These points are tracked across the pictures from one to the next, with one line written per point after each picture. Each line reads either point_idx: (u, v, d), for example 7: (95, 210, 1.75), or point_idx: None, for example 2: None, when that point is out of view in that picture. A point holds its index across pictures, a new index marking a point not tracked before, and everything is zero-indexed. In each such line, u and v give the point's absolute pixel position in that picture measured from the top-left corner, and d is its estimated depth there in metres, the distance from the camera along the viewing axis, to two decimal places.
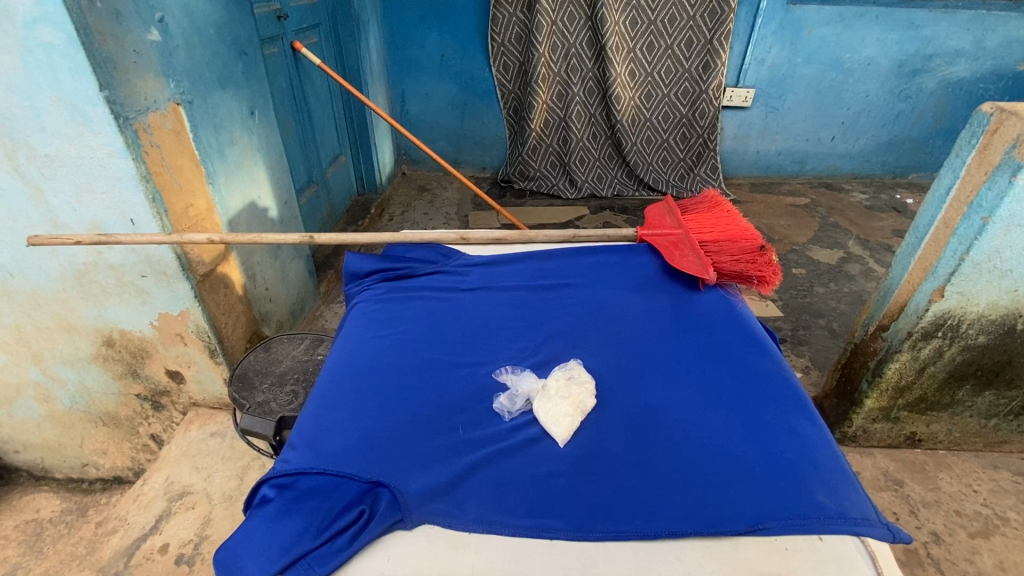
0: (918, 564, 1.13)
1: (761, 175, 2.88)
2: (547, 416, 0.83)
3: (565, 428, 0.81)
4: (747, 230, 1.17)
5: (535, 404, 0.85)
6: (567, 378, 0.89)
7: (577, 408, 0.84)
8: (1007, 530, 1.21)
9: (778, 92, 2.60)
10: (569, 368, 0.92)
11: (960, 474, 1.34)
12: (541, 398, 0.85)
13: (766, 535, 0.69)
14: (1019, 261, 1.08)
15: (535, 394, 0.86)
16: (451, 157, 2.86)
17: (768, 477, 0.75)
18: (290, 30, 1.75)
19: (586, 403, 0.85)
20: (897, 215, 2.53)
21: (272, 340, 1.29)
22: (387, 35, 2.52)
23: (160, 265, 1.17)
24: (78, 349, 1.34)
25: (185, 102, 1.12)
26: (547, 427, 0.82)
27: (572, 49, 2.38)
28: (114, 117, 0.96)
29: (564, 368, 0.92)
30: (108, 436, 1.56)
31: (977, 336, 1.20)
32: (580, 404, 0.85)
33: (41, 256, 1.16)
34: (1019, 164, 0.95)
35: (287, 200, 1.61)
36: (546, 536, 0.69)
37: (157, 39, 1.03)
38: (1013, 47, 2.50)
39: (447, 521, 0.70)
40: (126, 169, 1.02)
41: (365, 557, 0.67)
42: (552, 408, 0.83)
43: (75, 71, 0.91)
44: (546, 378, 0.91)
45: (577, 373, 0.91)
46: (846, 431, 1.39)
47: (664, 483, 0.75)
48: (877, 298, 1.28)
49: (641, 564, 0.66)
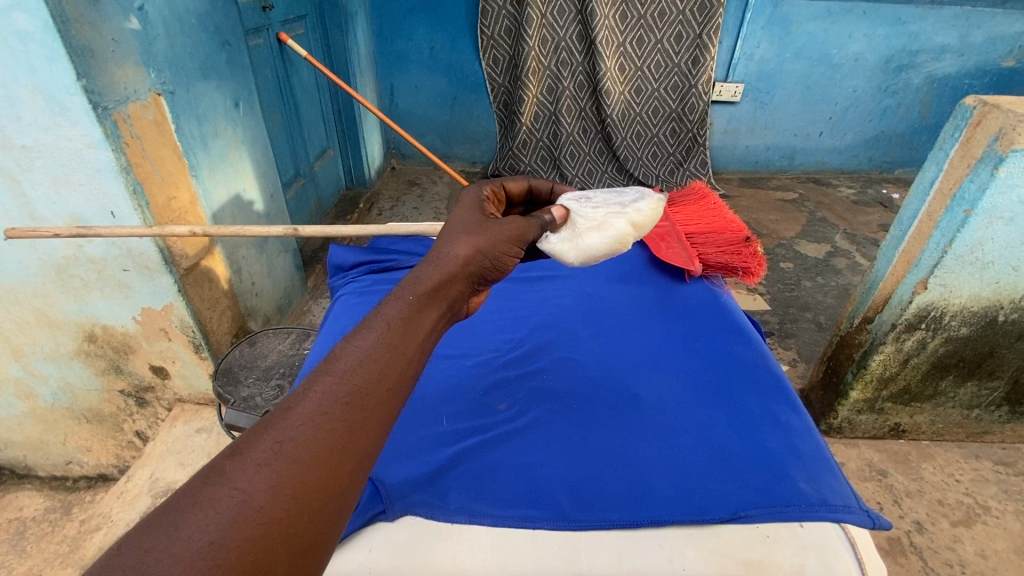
0: (901, 553, 1.15)
1: (751, 170, 2.89)
2: (560, 239, 0.84)
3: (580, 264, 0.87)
4: (733, 222, 1.18)
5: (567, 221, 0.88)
6: (624, 218, 0.89)
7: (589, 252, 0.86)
8: (988, 518, 1.22)
9: (767, 87, 2.61)
10: (643, 210, 0.93)
11: (943, 464, 1.36)
12: (575, 214, 0.88)
13: (746, 523, 0.70)
14: (1000, 254, 1.09)
15: (574, 207, 0.88)
16: (441, 151, 2.84)
17: (750, 467, 0.76)
18: (276, 21, 1.72)
19: (597, 249, 0.86)
20: (883, 210, 2.56)
21: (258, 335, 1.28)
22: (376, 27, 2.50)
23: (142, 259, 1.15)
24: (60, 344, 1.31)
25: (167, 92, 1.10)
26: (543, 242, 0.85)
27: (562, 43, 2.37)
28: (92, 107, 0.94)
29: (635, 203, 0.93)
30: (91, 433, 1.53)
31: (960, 328, 1.22)
32: (613, 251, 0.89)
33: (21, 249, 1.14)
34: (1000, 158, 0.96)
35: (273, 193, 1.59)
36: (529, 526, 0.71)
37: (137, 28, 1.01)
38: (997, 44, 2.53)
39: (428, 512, 0.72)
40: (104, 160, 1.00)
41: (346, 550, 0.69)
42: (575, 236, 0.85)
43: (52, 60, 0.89)
44: (586, 214, 0.88)
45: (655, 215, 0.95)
46: (832, 423, 1.41)
47: (649, 472, 0.77)
48: (862, 290, 1.30)
49: (623, 554, 0.68)
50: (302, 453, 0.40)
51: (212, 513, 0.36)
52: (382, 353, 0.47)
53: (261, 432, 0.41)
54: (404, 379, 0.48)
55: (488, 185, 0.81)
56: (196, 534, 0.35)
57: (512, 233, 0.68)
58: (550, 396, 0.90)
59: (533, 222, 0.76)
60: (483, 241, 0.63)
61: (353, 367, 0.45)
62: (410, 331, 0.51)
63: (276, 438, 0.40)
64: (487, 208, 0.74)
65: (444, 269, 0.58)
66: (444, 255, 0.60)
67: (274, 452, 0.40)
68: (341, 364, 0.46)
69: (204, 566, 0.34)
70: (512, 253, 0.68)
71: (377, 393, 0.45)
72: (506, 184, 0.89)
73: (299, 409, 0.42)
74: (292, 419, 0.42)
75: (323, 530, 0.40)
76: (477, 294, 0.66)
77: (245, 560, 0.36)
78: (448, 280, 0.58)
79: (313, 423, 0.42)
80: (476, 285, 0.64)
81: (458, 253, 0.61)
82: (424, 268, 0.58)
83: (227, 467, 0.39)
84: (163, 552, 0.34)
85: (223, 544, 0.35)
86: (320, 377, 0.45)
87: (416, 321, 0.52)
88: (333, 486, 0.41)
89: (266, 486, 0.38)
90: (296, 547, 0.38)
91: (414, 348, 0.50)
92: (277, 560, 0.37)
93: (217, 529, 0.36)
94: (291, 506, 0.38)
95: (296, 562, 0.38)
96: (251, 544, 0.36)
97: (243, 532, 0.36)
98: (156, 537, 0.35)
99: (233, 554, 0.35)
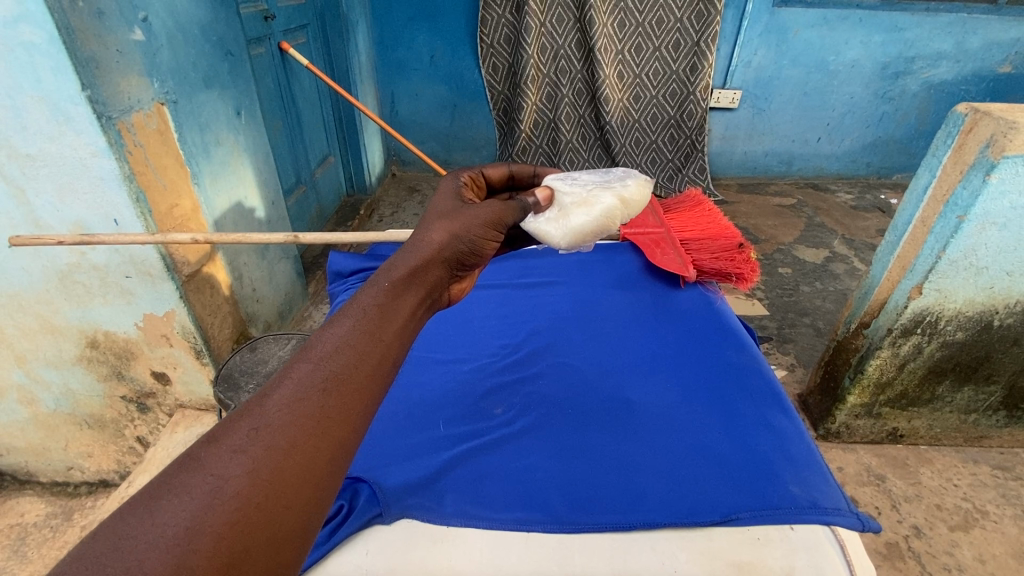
0: (900, 558, 1.15)
1: (749, 176, 2.91)
2: (546, 220, 0.88)
3: (568, 243, 0.91)
4: (727, 228, 1.20)
5: (552, 200, 0.91)
6: (610, 195, 0.92)
7: (577, 232, 0.90)
8: (986, 523, 1.22)
9: (765, 94, 2.63)
10: (630, 188, 0.96)
11: (941, 469, 1.36)
12: (560, 194, 0.91)
13: (738, 526, 0.72)
14: (993, 259, 1.10)
15: (559, 186, 0.91)
16: (441, 158, 2.86)
17: (741, 470, 0.78)
18: (278, 30, 1.75)
19: (585, 229, 0.90)
20: (881, 215, 2.57)
21: (259, 341, 1.29)
22: (377, 36, 2.53)
23: (145, 265, 1.16)
24: (63, 350, 1.32)
25: (170, 102, 1.12)
26: (529, 224, 0.89)
27: (562, 51, 2.40)
28: (97, 117, 0.95)
29: (623, 182, 0.97)
30: (93, 438, 1.54)
31: (955, 332, 1.22)
32: (602, 228, 0.92)
33: (25, 256, 1.16)
34: (992, 164, 0.97)
35: (274, 200, 1.60)
36: (523, 529, 0.72)
37: (141, 38, 1.03)
38: (993, 50, 2.55)
39: (424, 515, 0.73)
40: (108, 169, 1.01)
41: (343, 553, 0.69)
42: (561, 216, 0.89)
43: (57, 70, 0.90)
44: (570, 194, 0.91)
45: (644, 193, 0.98)
46: (829, 428, 1.41)
47: (642, 476, 0.78)
48: (859, 295, 1.31)
49: (615, 557, 0.69)
50: (277, 439, 0.41)
51: (188, 499, 0.37)
52: (357, 339, 0.49)
53: (237, 421, 0.42)
54: (381, 365, 0.49)
55: (465, 172, 0.83)
56: (170, 519, 0.36)
57: (488, 217, 0.69)
58: (547, 401, 0.91)
59: (514, 204, 0.78)
60: (457, 225, 0.66)
61: (328, 355, 0.47)
62: (385, 318, 0.52)
63: (251, 426, 0.41)
64: (465, 196, 0.77)
65: (419, 256, 0.61)
66: (419, 244, 0.62)
67: (250, 439, 0.41)
68: (317, 352, 0.47)
69: (179, 550, 0.35)
70: (491, 236, 0.69)
71: (355, 379, 0.47)
72: (487, 170, 0.89)
73: (275, 397, 0.44)
74: (268, 408, 0.43)
75: (302, 515, 0.41)
76: (459, 281, 0.68)
77: (221, 545, 0.36)
78: (424, 265, 0.60)
79: (289, 409, 0.43)
80: (456, 271, 0.66)
81: (432, 240, 0.63)
82: (400, 256, 0.61)
83: (204, 455, 0.40)
84: (138, 538, 0.35)
85: (198, 527, 0.36)
86: (296, 366, 0.46)
87: (392, 308, 0.54)
88: (311, 470, 0.42)
89: (242, 470, 0.39)
90: (274, 531, 0.39)
91: (391, 335, 0.52)
92: (254, 543, 0.38)
93: (192, 514, 0.36)
94: (268, 491, 0.39)
95: (276, 546, 0.39)
96: (227, 529, 0.37)
97: (219, 516, 0.37)
98: (132, 522, 0.35)
99: (210, 539, 0.36)
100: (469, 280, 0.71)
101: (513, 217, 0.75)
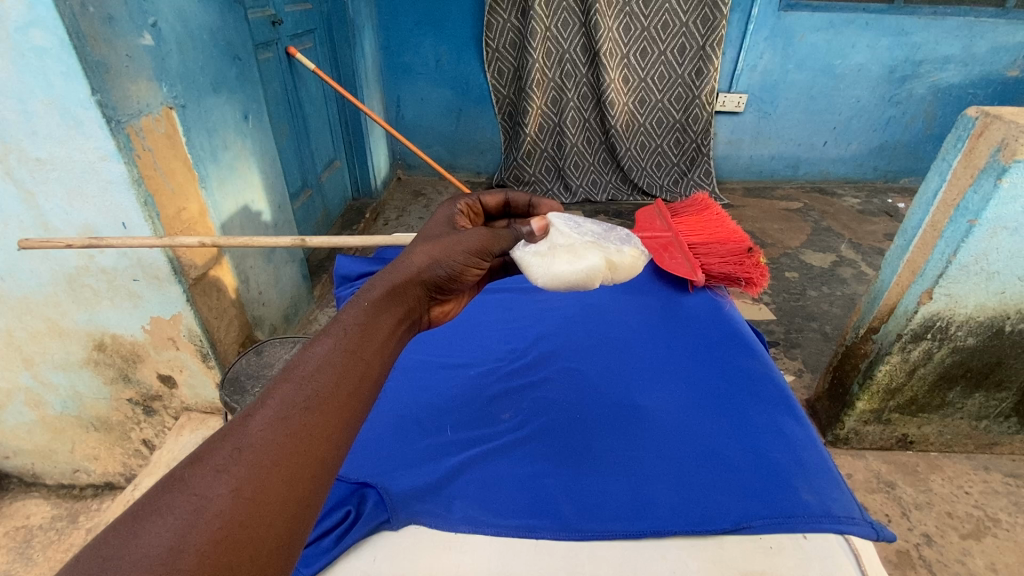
0: (910, 565, 1.13)
1: (755, 180, 2.89)
2: (533, 253, 0.84)
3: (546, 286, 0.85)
4: (735, 232, 1.16)
5: (545, 237, 0.88)
6: (599, 254, 0.88)
7: (555, 277, 0.84)
8: (998, 531, 1.21)
9: (771, 98, 2.63)
10: (622, 254, 0.94)
11: (952, 476, 1.34)
12: (556, 233, 0.88)
13: (750, 534, 0.71)
14: (1006, 263, 1.09)
15: (557, 225, 0.89)
16: (446, 162, 2.87)
17: (748, 478, 0.77)
18: (285, 35, 1.76)
19: (564, 277, 0.85)
20: (888, 220, 2.55)
21: (265, 344, 1.29)
22: (383, 41, 2.54)
23: (152, 269, 1.17)
24: (70, 353, 1.33)
25: (178, 106, 1.13)
26: (517, 250, 0.85)
27: (566, 55, 2.40)
28: (106, 120, 0.96)
29: (618, 247, 0.95)
30: (99, 441, 1.54)
31: (966, 338, 1.21)
32: (583, 284, 0.86)
33: (34, 260, 1.17)
34: (1003, 168, 0.96)
35: (281, 204, 1.61)
36: (533, 536, 0.71)
37: (150, 43, 1.04)
38: (1001, 54, 2.54)
39: (434, 522, 0.73)
40: (116, 173, 1.02)
41: (351, 557, 0.69)
42: (546, 257, 0.85)
43: (67, 75, 0.91)
44: (564, 238, 0.88)
45: (635, 262, 0.95)
46: (838, 434, 1.40)
47: (650, 483, 0.77)
48: (867, 300, 1.30)
49: (626, 563, 0.68)
50: (261, 457, 0.42)
51: (171, 519, 0.37)
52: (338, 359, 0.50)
53: (220, 440, 0.42)
54: (364, 382, 0.51)
55: (461, 200, 0.84)
56: (154, 540, 0.36)
57: (475, 244, 0.68)
58: (554, 406, 0.91)
59: (504, 233, 0.75)
60: (438, 250, 0.65)
61: (311, 373, 0.48)
62: (367, 337, 0.53)
63: (234, 444, 0.42)
64: (459, 223, 0.78)
65: (400, 275, 0.62)
66: (402, 263, 0.63)
67: (233, 458, 0.41)
68: (300, 371, 0.48)
69: (163, 569, 0.35)
70: (474, 263, 0.68)
71: (337, 398, 0.48)
72: (483, 197, 0.89)
73: (258, 416, 0.44)
74: (252, 427, 0.43)
75: (286, 531, 0.41)
76: (439, 304, 0.68)
77: (205, 563, 0.36)
78: (405, 283, 0.61)
79: (270, 428, 0.43)
80: (435, 294, 0.66)
81: (415, 259, 0.64)
82: (381, 275, 0.61)
83: (189, 475, 0.40)
84: (119, 559, 0.34)
85: (182, 546, 0.36)
86: (279, 386, 0.47)
87: (373, 326, 0.55)
88: (296, 486, 0.42)
89: (226, 489, 0.39)
90: (258, 548, 0.39)
91: (372, 353, 0.53)
92: (238, 562, 0.38)
93: (174, 534, 0.36)
94: (251, 509, 0.39)
95: (260, 565, 0.39)
96: (210, 547, 0.37)
97: (203, 534, 0.37)
98: (117, 542, 0.35)
99: (192, 558, 0.36)
100: (452, 303, 0.71)
101: (502, 245, 0.73)
